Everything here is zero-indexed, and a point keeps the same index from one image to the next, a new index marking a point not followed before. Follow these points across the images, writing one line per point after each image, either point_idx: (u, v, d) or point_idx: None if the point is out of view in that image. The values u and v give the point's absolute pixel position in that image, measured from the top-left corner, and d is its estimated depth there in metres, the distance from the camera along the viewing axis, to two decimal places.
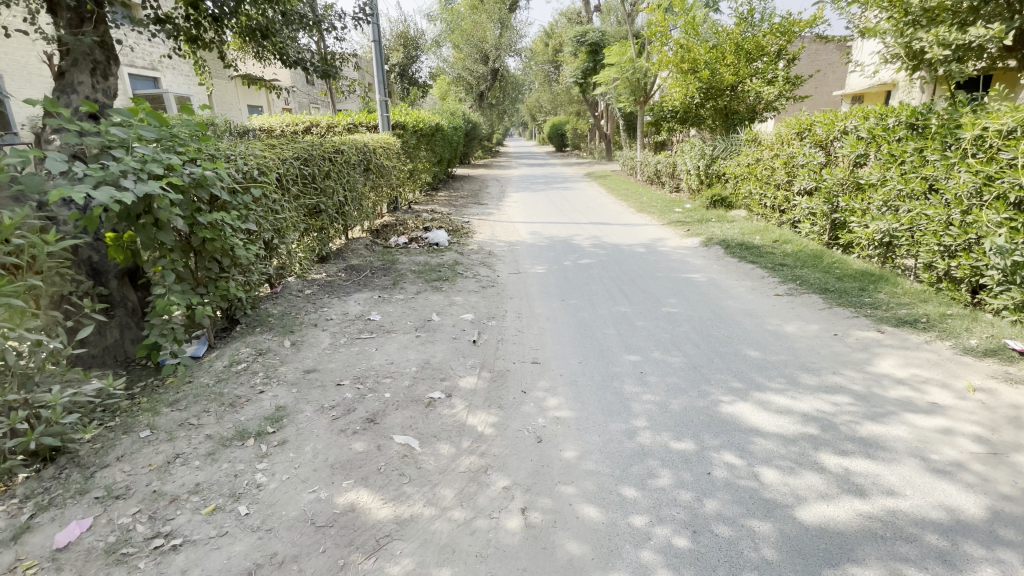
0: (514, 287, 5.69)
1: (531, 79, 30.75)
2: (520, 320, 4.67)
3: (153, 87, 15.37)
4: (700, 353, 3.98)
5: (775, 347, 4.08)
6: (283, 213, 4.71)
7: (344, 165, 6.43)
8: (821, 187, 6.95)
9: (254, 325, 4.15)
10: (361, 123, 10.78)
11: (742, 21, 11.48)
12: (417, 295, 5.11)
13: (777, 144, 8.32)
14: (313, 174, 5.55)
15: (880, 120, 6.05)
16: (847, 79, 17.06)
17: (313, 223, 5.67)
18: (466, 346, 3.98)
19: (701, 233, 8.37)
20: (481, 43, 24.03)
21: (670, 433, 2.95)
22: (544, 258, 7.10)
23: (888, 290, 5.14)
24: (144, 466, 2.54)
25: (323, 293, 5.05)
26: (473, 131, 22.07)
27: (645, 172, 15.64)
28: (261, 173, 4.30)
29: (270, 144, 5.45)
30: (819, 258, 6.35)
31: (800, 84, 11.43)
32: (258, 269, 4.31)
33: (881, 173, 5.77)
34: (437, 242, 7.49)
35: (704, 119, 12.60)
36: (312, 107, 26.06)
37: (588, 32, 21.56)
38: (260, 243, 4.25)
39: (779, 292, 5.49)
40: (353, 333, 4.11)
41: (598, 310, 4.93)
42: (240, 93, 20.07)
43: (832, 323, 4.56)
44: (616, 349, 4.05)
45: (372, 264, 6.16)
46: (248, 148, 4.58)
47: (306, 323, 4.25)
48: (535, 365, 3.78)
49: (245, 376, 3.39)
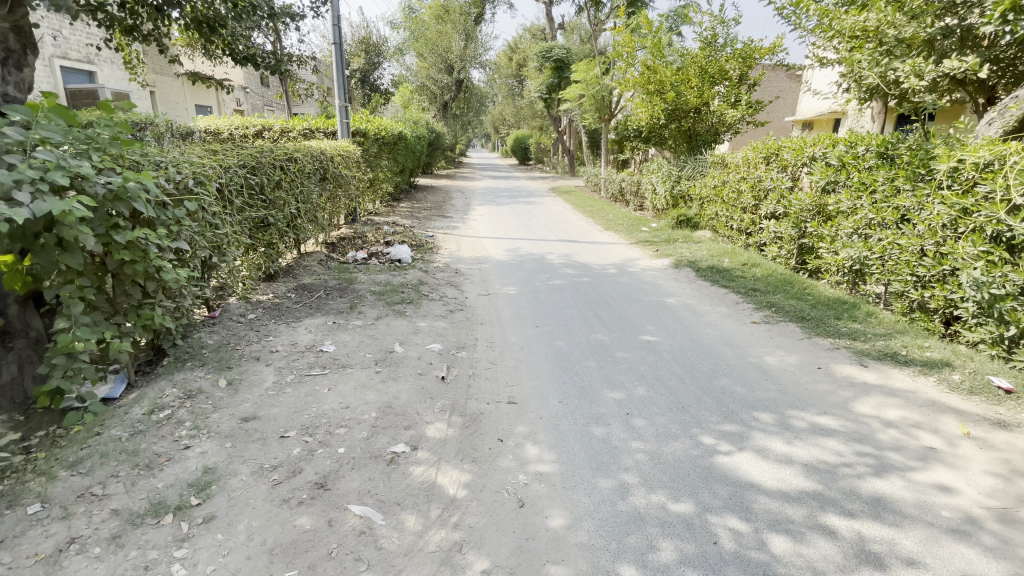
0: (483, 311, 5.29)
1: (495, 92, 30.70)
2: (492, 350, 4.28)
3: (86, 81, 14.14)
4: (686, 390, 3.70)
5: (763, 383, 3.87)
6: (223, 228, 4.14)
7: (296, 174, 5.88)
8: (789, 212, 6.96)
9: (183, 359, 3.55)
10: (318, 129, 10.14)
11: (707, 46, 11.62)
12: (377, 320, 4.62)
13: (743, 166, 8.36)
14: (261, 184, 4.99)
15: (849, 149, 6.10)
16: (798, 105, 17.82)
17: (258, 238, 5.09)
18: (433, 383, 3.55)
19: (670, 254, 8.25)
20: (446, 53, 23.69)
21: (666, 492, 2.63)
22: (513, 277, 6.74)
23: (863, 319, 5.08)
24: (27, 556, 1.98)
25: (268, 319, 4.47)
26: (436, 141, 21.64)
27: (609, 189, 15.63)
28: (197, 185, 3.73)
29: (211, 148, 4.86)
30: (790, 283, 6.29)
31: (761, 109, 11.77)
32: (189, 292, 3.72)
33: (852, 201, 5.79)
34: (399, 258, 7.01)
35: (668, 139, 12.69)
36: (267, 109, 24.96)
37: (553, 48, 21.62)
38: (193, 264, 3.68)
39: (756, 319, 5.33)
40: (302, 369, 3.59)
41: (575, 339, 4.60)
42: (187, 92, 18.92)
43: (814, 354, 4.41)
44: (597, 385, 3.72)
45: (327, 282, 5.62)
46: (184, 153, 4.00)
47: (247, 356, 3.69)
48: (511, 406, 3.39)
49: (169, 427, 2.83)
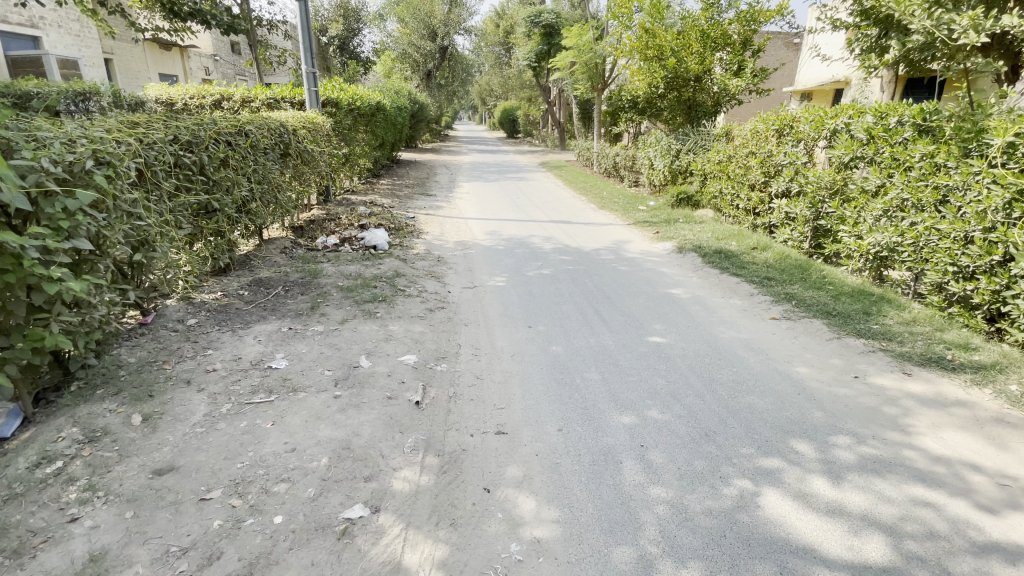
0: (467, 308, 4.63)
1: (481, 62, 29.31)
2: (477, 360, 3.63)
3: (30, 48, 12.96)
4: (708, 412, 3.10)
5: (795, 400, 3.29)
6: (145, 218, 3.39)
7: (250, 150, 5.09)
8: (804, 190, 6.32)
9: (95, 385, 2.86)
10: (284, 98, 9.03)
11: (710, 7, 10.71)
12: (343, 324, 3.94)
13: (752, 140, 7.66)
14: (200, 162, 4.21)
15: (879, 119, 5.45)
16: (797, 74, 17.08)
17: (200, 226, 4.33)
18: (404, 410, 2.90)
19: (671, 236, 7.58)
20: (428, 18, 22.24)
21: (701, 565, 2.05)
22: (502, 265, 6.07)
23: (894, 314, 4.51)
24: None
25: (211, 325, 3.77)
26: (420, 113, 20.52)
27: (602, 164, 14.81)
28: (102, 165, 2.96)
29: (134, 119, 4.03)
30: (805, 270, 5.68)
31: (765, 77, 10.97)
32: (102, 300, 3.00)
33: (882, 179, 5.19)
34: (374, 244, 6.30)
35: (664, 111, 11.90)
36: (239, 79, 23.48)
37: (542, 13, 20.39)
38: (103, 264, 2.95)
39: (775, 314, 4.71)
40: (242, 395, 2.92)
41: (573, 343, 3.97)
42: (149, 60, 17.60)
43: (848, 359, 3.84)
44: (603, 406, 3.11)
45: (288, 276, 4.90)
46: (86, 126, 3.20)
47: (175, 379, 3.01)
48: (500, 438, 2.77)
49: (55, 488, 2.18)
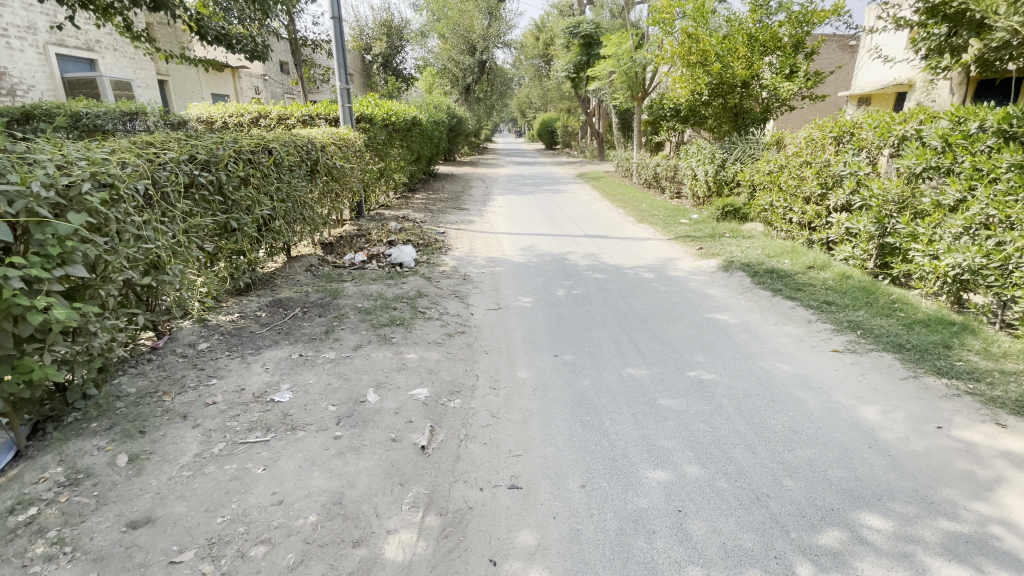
0: (490, 333, 4.32)
1: (521, 74, 29.27)
2: (496, 395, 3.31)
3: (88, 71, 13.79)
4: (760, 468, 2.66)
5: (865, 456, 2.78)
6: (154, 241, 3.28)
7: (273, 168, 5.01)
8: (868, 203, 5.69)
9: (90, 419, 2.72)
10: (319, 115, 9.09)
11: (758, 8, 10.11)
12: (356, 350, 3.72)
13: (807, 148, 7.05)
14: (217, 182, 4.12)
15: (955, 125, 4.85)
16: (855, 78, 16.03)
17: (219, 246, 4.23)
18: (407, 457, 2.61)
19: (716, 253, 7.03)
20: (467, 33, 22.38)
21: None
22: (531, 284, 5.75)
23: (982, 347, 3.87)
24: None
25: (220, 350, 3.62)
26: (458, 126, 20.59)
27: (642, 175, 14.29)
28: (103, 187, 2.89)
29: (151, 139, 3.99)
30: (871, 293, 5.06)
31: (820, 81, 10.23)
32: (104, 327, 2.86)
33: (962, 191, 4.55)
34: (400, 261, 6.12)
35: (709, 119, 11.34)
36: (286, 97, 24.40)
37: (581, 23, 20.13)
38: (104, 290, 2.83)
39: (837, 346, 4.16)
40: (237, 433, 2.71)
41: (604, 377, 3.59)
42: (202, 81, 18.52)
43: (927, 405, 3.26)
44: (635, 457, 2.72)
45: (308, 296, 4.75)
46: (92, 148, 3.16)
47: (172, 413, 2.84)
48: (513, 494, 2.43)
49: (22, 540, 2.00)
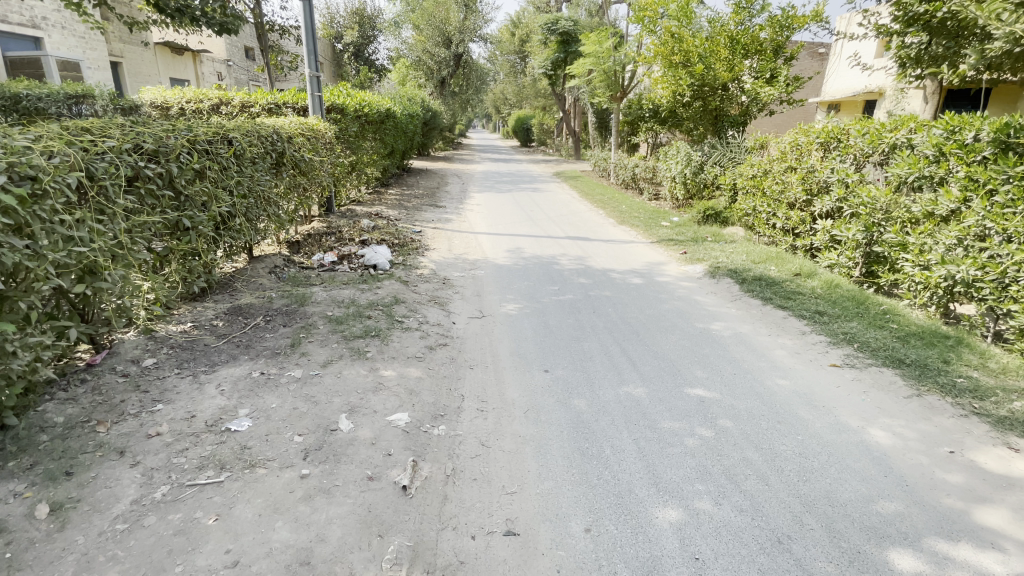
0: (474, 346, 3.99)
1: (497, 70, 28.83)
2: (484, 420, 2.99)
3: (32, 49, 12.77)
4: (776, 503, 2.44)
5: (882, 485, 2.60)
6: (91, 243, 2.80)
7: (233, 160, 4.53)
8: (856, 211, 5.62)
9: (5, 458, 2.26)
10: (285, 103, 8.54)
11: (740, 10, 10.03)
12: (326, 367, 3.33)
13: (793, 153, 6.98)
14: (167, 174, 3.66)
15: (949, 134, 4.81)
16: (826, 86, 16.35)
17: (170, 247, 3.76)
18: (385, 500, 2.26)
19: (701, 258, 6.88)
20: (443, 24, 21.78)
21: None
22: (515, 290, 5.43)
23: (979, 362, 3.79)
24: None
25: (170, 368, 3.18)
26: (432, 121, 20.04)
27: (620, 176, 14.14)
28: (23, 181, 2.43)
29: (87, 123, 3.49)
30: (860, 303, 4.96)
31: (799, 86, 10.27)
32: (25, 346, 2.38)
33: (955, 202, 4.50)
34: (374, 263, 5.73)
35: (688, 120, 11.25)
36: (251, 85, 23.32)
37: (559, 20, 19.89)
38: (25, 302, 2.39)
39: (834, 360, 4.01)
40: (186, 472, 2.32)
41: (600, 396, 3.31)
42: (159, 64, 17.45)
43: (936, 426, 3.12)
44: (641, 492, 2.46)
45: (273, 302, 4.32)
46: (12, 133, 2.69)
47: (108, 447, 2.42)
48: (511, 543, 2.12)
49: None
